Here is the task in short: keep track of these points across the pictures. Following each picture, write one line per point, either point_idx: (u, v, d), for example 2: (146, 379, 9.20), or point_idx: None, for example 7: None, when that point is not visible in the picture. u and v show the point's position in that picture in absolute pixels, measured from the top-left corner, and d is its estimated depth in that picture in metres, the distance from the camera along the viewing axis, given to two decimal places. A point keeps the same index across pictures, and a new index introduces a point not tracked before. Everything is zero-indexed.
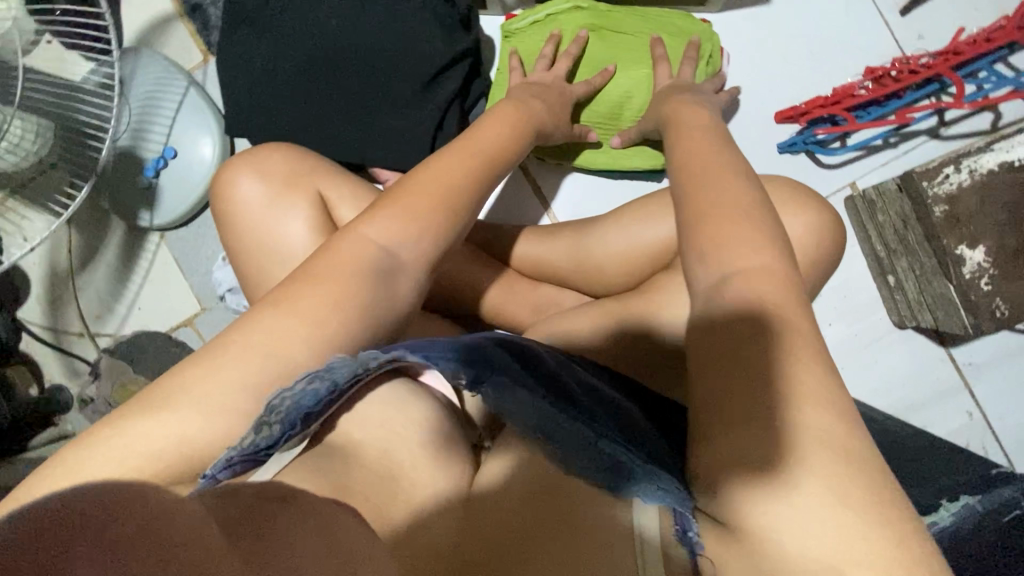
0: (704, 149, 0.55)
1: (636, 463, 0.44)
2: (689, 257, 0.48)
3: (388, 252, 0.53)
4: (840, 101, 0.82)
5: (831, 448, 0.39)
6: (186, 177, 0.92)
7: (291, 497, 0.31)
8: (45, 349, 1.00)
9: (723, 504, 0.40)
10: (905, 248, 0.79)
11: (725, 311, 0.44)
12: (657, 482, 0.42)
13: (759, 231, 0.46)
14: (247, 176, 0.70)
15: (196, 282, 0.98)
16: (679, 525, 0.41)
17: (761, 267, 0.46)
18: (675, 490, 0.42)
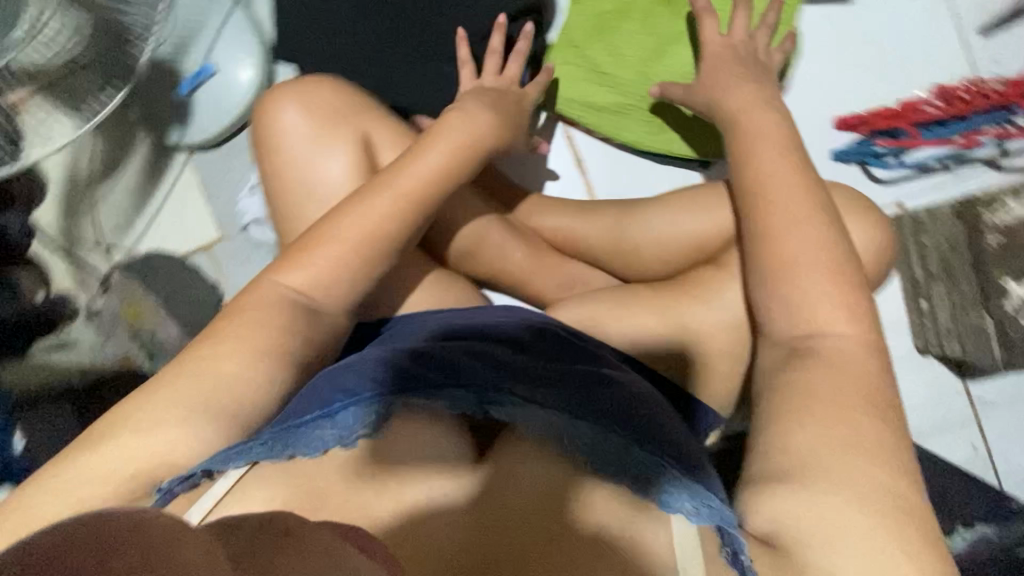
0: (776, 174, 0.60)
1: (670, 477, 0.49)
2: (756, 278, 0.58)
3: (302, 295, 0.60)
4: (907, 115, 0.81)
5: (869, 446, 0.47)
6: (222, 97, 0.89)
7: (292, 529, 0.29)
8: (54, 254, 0.96)
9: (761, 495, 0.47)
10: (947, 273, 0.80)
11: (793, 326, 0.55)
12: (700, 501, 0.47)
13: (835, 268, 0.55)
14: (292, 105, 0.67)
15: (221, 208, 0.96)
16: (729, 545, 0.45)
17: (827, 296, 0.54)
18: (713, 502, 0.47)
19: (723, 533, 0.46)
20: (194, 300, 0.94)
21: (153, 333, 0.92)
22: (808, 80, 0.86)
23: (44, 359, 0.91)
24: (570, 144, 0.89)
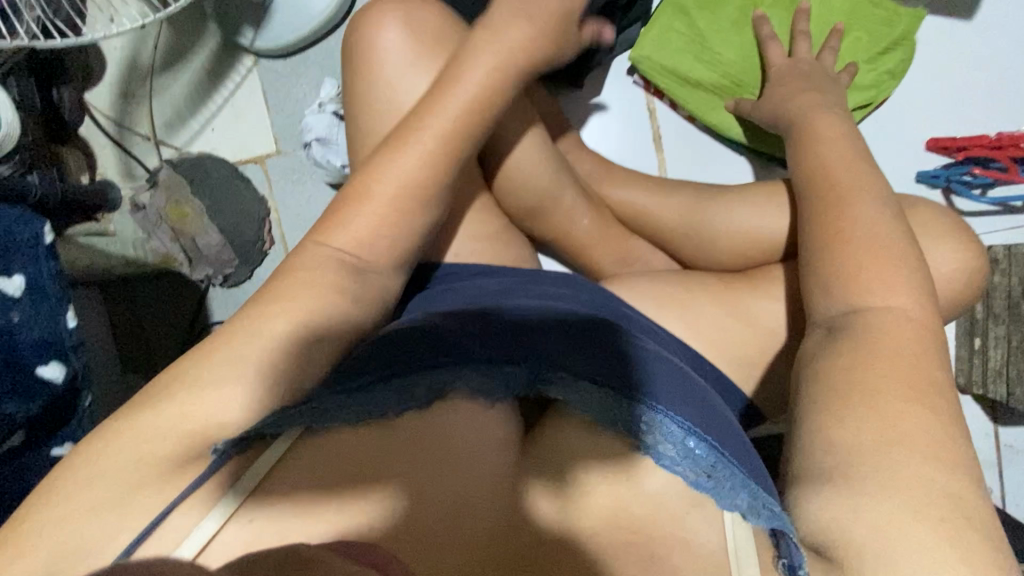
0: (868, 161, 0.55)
1: (721, 474, 0.44)
2: (823, 279, 0.51)
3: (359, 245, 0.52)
4: (1006, 148, 0.77)
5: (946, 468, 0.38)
6: (303, 5, 0.85)
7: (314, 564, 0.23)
8: (104, 140, 0.95)
9: (816, 509, 0.40)
10: (1013, 316, 0.77)
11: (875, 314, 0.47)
12: (760, 501, 0.42)
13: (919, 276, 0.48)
14: (392, 23, 0.64)
15: (280, 123, 0.92)
16: (786, 557, 0.39)
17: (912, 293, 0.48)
18: (774, 509, 0.41)
19: (780, 542, 0.40)
20: (239, 213, 0.91)
21: (193, 239, 0.90)
22: (910, 94, 0.83)
23: (87, 242, 0.91)
24: (652, 118, 0.85)
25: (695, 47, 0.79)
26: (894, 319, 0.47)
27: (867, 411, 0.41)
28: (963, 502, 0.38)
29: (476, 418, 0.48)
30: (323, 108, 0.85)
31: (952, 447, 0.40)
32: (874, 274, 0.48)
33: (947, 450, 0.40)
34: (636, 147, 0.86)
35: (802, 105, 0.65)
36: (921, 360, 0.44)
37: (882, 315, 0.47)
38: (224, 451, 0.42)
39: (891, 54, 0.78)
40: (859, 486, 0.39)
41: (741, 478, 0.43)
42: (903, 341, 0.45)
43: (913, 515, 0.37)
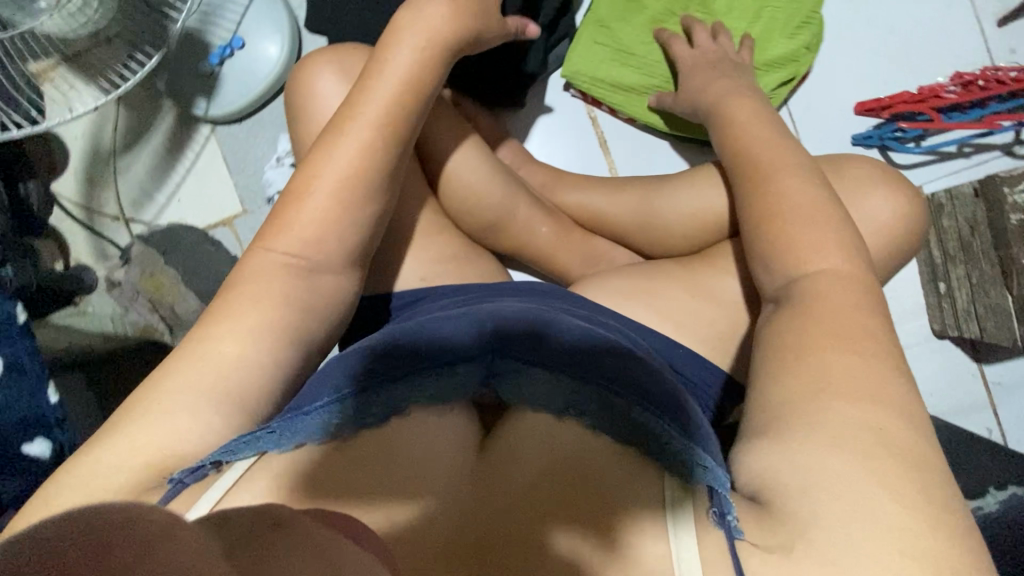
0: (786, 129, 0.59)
1: (676, 442, 0.43)
2: (761, 238, 0.55)
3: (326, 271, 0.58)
4: (926, 100, 0.82)
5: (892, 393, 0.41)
6: (250, 70, 0.89)
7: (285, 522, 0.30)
8: (74, 226, 0.97)
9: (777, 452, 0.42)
10: (967, 254, 0.78)
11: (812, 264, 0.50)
12: (691, 459, 0.42)
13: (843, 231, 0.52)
14: (329, 72, 0.69)
15: (243, 182, 0.95)
16: (717, 507, 0.40)
17: (835, 240, 0.52)
18: (708, 466, 0.41)
19: (714, 495, 0.41)
20: (213, 274, 0.94)
21: (171, 307, 0.92)
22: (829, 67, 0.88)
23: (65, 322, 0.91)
24: (595, 124, 0.89)
25: (621, 56, 0.83)
26: (830, 279, 0.50)
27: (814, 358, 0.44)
28: (902, 424, 0.41)
29: (434, 423, 0.47)
30: (281, 162, 0.88)
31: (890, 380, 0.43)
32: (806, 238, 0.52)
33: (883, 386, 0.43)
34: (584, 153, 0.90)
35: (722, 87, 0.69)
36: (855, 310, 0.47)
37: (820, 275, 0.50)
38: (189, 475, 0.43)
39: (804, 31, 0.82)
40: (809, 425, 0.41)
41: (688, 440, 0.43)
42: (840, 295, 0.49)
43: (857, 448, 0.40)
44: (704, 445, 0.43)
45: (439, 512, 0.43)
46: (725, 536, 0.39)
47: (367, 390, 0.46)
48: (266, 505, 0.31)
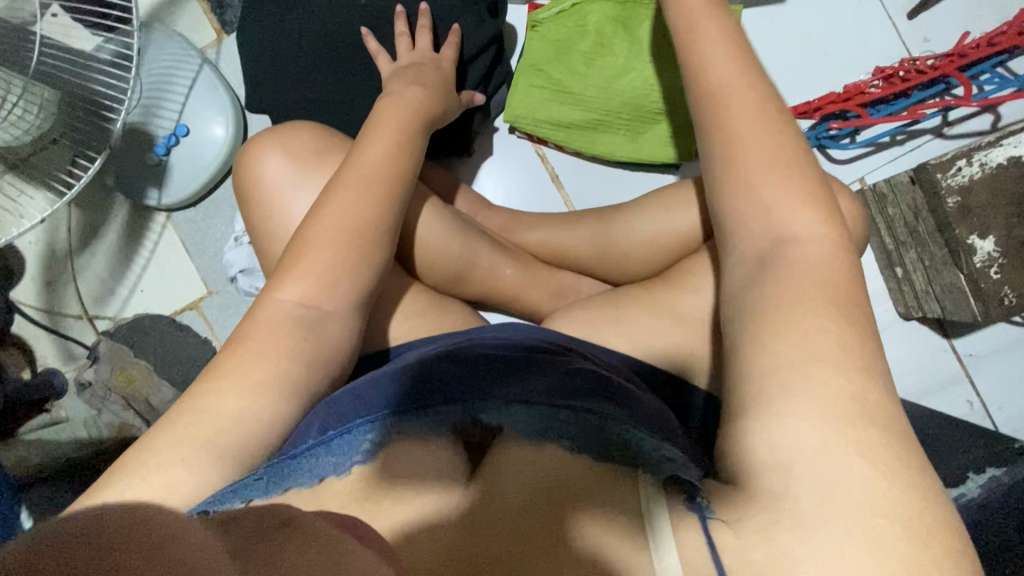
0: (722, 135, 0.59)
1: (650, 446, 0.42)
2: None
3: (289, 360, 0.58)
4: (852, 97, 0.86)
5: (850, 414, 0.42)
6: (198, 155, 0.90)
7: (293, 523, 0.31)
8: (38, 330, 0.96)
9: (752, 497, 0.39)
10: (916, 239, 0.79)
11: None
12: (664, 460, 0.41)
13: (812, 191, 0.48)
14: (274, 154, 0.69)
15: (204, 264, 0.95)
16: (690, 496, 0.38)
17: (806, 201, 0.47)
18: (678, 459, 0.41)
19: (686, 486, 0.39)
20: (187, 360, 0.93)
21: (147, 399, 0.90)
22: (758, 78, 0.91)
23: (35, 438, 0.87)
24: (545, 163, 0.92)
25: (559, 95, 0.86)
26: None
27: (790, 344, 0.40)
28: None
29: (422, 455, 0.48)
30: (240, 240, 0.88)
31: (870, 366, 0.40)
32: None
33: (863, 370, 0.39)
34: (539, 191, 0.92)
35: None
36: (828, 281, 0.44)
37: (799, 243, 0.46)
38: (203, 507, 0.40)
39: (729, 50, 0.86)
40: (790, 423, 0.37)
41: (665, 448, 0.43)
42: None
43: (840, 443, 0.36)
44: (665, 444, 0.43)
45: (426, 534, 0.42)
46: (696, 519, 0.36)
47: (380, 425, 0.48)
48: (270, 507, 0.33)
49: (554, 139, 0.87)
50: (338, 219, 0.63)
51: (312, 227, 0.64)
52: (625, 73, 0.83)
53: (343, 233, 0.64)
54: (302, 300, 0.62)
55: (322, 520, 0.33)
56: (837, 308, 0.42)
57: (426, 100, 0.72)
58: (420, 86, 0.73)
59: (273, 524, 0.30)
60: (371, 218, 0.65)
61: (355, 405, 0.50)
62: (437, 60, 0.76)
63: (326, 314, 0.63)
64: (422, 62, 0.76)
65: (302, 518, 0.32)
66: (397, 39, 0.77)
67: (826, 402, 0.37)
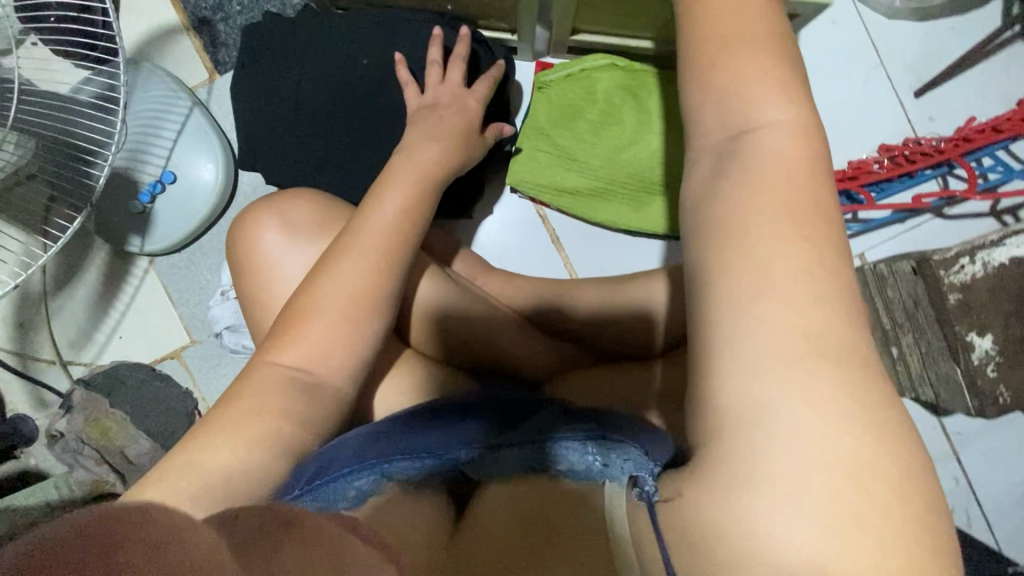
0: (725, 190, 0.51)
1: (617, 447, 0.44)
2: None
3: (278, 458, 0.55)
4: (857, 177, 0.85)
5: None
6: (185, 202, 0.86)
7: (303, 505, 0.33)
8: (8, 375, 0.92)
9: None
10: (913, 324, 0.78)
11: None
12: (628, 459, 0.42)
13: (807, 110, 0.39)
14: (270, 225, 0.67)
15: (187, 313, 0.92)
16: (639, 487, 0.39)
17: (799, 153, 0.37)
18: (639, 456, 0.42)
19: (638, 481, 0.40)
20: (164, 410, 0.90)
21: (123, 452, 0.87)
22: None
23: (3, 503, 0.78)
24: (546, 225, 0.90)
25: (564, 162, 0.84)
26: None
27: (745, 274, 0.34)
28: None
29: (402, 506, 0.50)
30: (226, 295, 0.85)
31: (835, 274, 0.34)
32: None
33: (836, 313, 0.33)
34: (540, 254, 0.90)
35: None
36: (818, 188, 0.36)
37: (783, 162, 0.37)
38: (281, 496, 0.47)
39: None
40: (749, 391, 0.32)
41: (629, 441, 0.44)
42: None
43: (805, 387, 0.31)
44: (622, 442, 0.44)
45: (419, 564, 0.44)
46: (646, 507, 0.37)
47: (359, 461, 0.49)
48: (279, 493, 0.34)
49: (556, 204, 0.86)
50: (340, 302, 0.61)
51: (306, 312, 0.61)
52: (632, 143, 0.83)
53: (343, 315, 0.61)
54: (291, 379, 0.59)
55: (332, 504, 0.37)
56: (796, 223, 0.35)
57: (428, 167, 0.67)
58: (438, 143, 0.68)
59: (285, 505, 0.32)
60: (366, 300, 0.62)
61: (338, 449, 0.51)
62: (462, 104, 0.71)
63: (320, 391, 0.60)
64: (444, 108, 0.71)
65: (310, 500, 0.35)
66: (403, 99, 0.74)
67: (796, 381, 0.31)
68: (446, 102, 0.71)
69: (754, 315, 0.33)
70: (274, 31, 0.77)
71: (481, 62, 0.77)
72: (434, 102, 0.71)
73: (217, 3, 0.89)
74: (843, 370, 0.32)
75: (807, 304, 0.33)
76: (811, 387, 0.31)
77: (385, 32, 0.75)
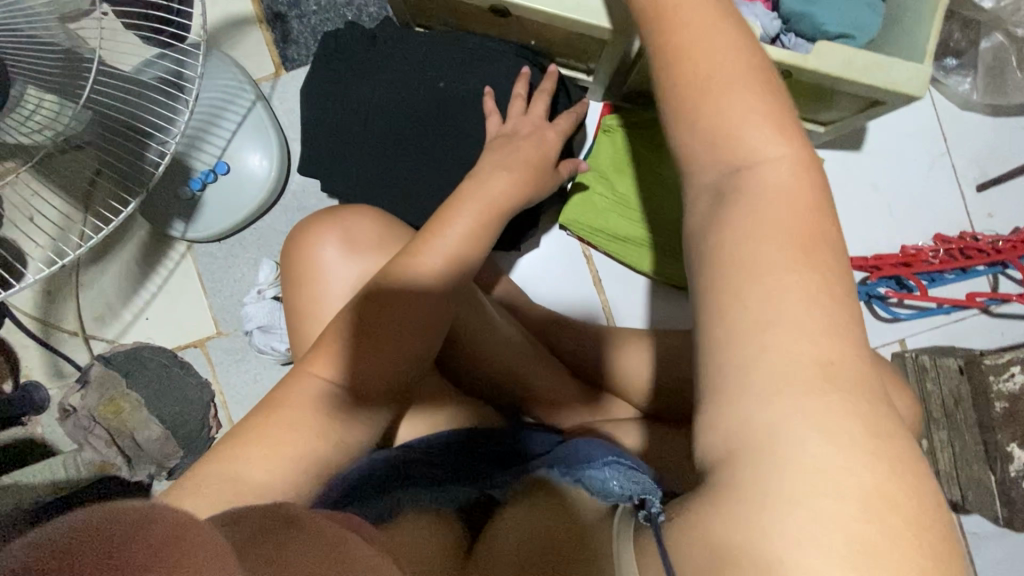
0: None
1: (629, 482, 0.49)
2: None
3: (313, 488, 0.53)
4: (911, 263, 0.83)
5: None
6: (235, 195, 0.85)
7: (298, 520, 0.32)
8: (28, 341, 0.91)
9: None
10: (950, 422, 0.78)
11: None
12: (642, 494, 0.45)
13: None
14: (328, 240, 0.67)
15: (218, 304, 0.91)
16: (646, 513, 0.39)
17: None
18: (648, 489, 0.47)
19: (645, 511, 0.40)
20: (180, 400, 0.88)
21: (132, 435, 0.86)
22: None
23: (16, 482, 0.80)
24: (591, 267, 0.89)
25: (620, 209, 0.84)
26: None
27: (756, 309, 0.36)
28: None
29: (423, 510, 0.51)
30: (262, 295, 0.84)
31: (840, 310, 0.35)
32: None
33: (856, 368, 0.35)
34: (580, 295, 0.89)
35: None
36: None
37: None
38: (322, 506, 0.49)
39: None
40: (770, 411, 0.34)
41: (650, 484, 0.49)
42: None
43: (796, 394, 0.34)
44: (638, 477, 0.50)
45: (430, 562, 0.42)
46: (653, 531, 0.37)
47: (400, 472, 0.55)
48: (274, 507, 0.33)
49: (605, 249, 0.85)
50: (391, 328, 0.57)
51: (343, 334, 0.57)
52: None
53: (391, 349, 0.57)
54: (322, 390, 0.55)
55: (327, 518, 0.35)
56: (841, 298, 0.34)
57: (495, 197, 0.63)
58: (507, 172, 0.64)
59: (279, 518, 0.32)
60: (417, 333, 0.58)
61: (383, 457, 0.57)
62: (541, 137, 0.67)
63: (357, 407, 0.56)
64: (521, 139, 0.67)
65: (307, 514, 0.34)
66: (483, 129, 0.73)
67: None
68: (528, 133, 0.68)
69: (757, 344, 0.35)
70: (353, 41, 0.76)
71: (560, 102, 0.75)
72: (512, 132, 0.67)
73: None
74: (858, 403, 0.33)
75: (810, 343, 0.35)
76: (812, 401, 0.33)
77: (466, 57, 0.74)
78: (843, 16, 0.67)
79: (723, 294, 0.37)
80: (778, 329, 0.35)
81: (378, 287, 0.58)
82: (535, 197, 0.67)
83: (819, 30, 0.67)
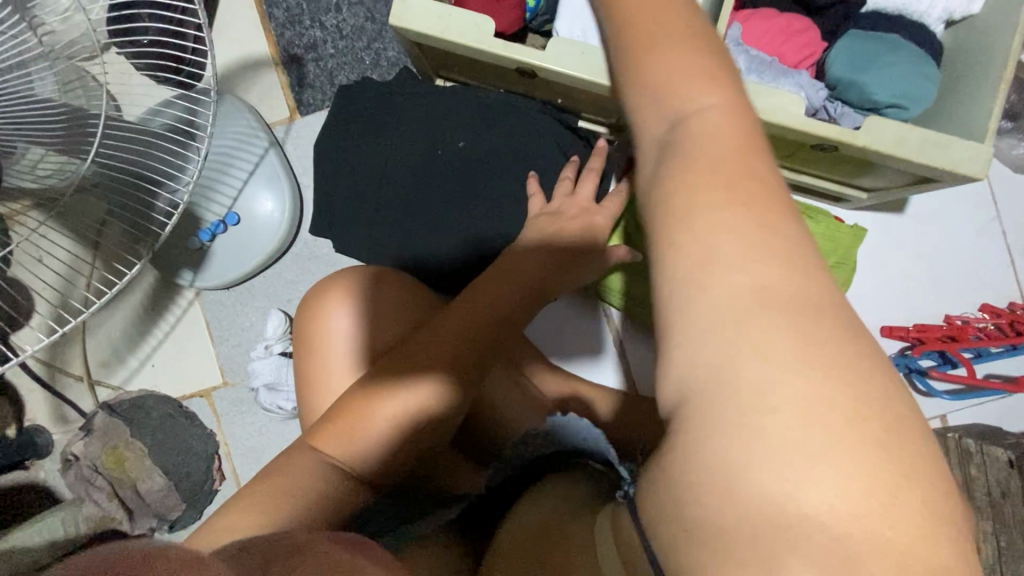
0: None
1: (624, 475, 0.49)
2: None
3: None
4: (956, 337, 0.77)
5: None
6: (246, 244, 0.82)
7: (307, 547, 0.29)
8: (33, 384, 0.88)
9: None
10: (995, 513, 0.72)
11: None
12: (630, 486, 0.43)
13: None
14: (341, 309, 0.64)
15: (226, 353, 0.88)
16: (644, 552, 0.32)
17: None
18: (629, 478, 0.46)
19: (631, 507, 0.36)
20: (183, 450, 0.86)
21: (134, 487, 0.84)
22: (861, 294, 0.83)
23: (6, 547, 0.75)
24: (611, 329, 0.86)
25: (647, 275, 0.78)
26: None
27: (710, 253, 0.32)
28: None
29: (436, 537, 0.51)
30: (270, 350, 0.83)
31: (899, 413, 0.28)
32: None
33: (809, 299, 0.30)
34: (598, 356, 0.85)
35: None
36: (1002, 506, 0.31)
37: None
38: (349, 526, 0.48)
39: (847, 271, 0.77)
40: (726, 356, 0.30)
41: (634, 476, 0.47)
42: None
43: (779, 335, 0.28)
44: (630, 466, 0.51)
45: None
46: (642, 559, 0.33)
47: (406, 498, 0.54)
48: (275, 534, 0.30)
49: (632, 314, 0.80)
50: (412, 359, 0.54)
51: (349, 420, 0.53)
52: None
53: (396, 452, 0.54)
54: (328, 483, 0.50)
55: (339, 541, 0.31)
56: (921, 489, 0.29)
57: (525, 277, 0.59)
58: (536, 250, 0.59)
59: (286, 548, 0.28)
60: (418, 394, 0.53)
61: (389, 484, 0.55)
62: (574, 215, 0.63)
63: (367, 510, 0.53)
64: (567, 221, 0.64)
65: (316, 542, 0.30)
66: (509, 192, 0.70)
67: None
68: (570, 216, 0.64)
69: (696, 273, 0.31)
70: (375, 99, 0.75)
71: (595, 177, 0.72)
72: (545, 209, 0.65)
73: (310, 43, 0.86)
74: (828, 345, 0.29)
75: (777, 290, 0.30)
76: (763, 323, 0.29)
77: (488, 117, 0.71)
78: (896, 86, 0.62)
79: (710, 232, 0.32)
80: (746, 271, 0.30)
81: (392, 371, 0.54)
82: (566, 273, 0.62)
83: (867, 100, 0.63)
